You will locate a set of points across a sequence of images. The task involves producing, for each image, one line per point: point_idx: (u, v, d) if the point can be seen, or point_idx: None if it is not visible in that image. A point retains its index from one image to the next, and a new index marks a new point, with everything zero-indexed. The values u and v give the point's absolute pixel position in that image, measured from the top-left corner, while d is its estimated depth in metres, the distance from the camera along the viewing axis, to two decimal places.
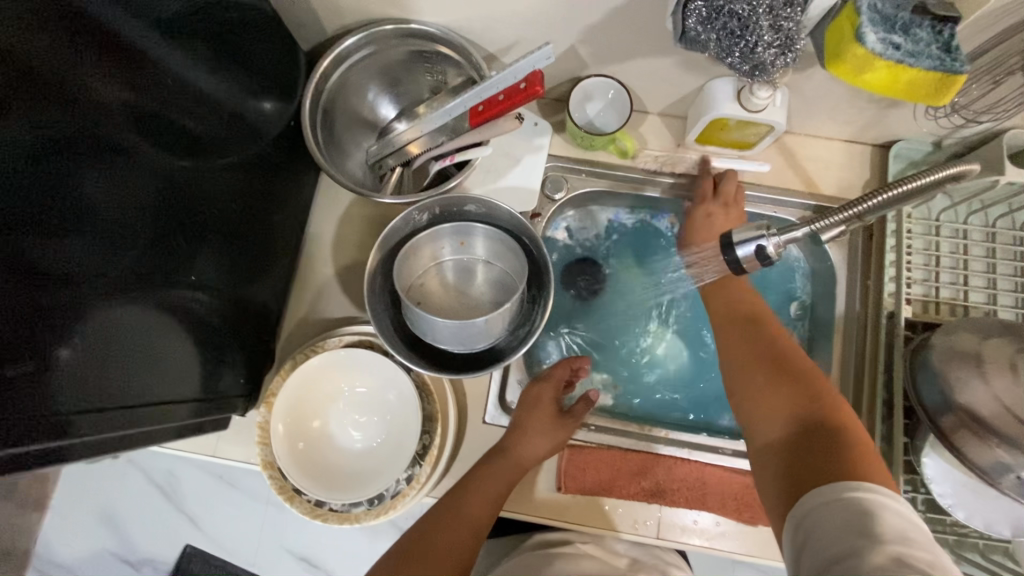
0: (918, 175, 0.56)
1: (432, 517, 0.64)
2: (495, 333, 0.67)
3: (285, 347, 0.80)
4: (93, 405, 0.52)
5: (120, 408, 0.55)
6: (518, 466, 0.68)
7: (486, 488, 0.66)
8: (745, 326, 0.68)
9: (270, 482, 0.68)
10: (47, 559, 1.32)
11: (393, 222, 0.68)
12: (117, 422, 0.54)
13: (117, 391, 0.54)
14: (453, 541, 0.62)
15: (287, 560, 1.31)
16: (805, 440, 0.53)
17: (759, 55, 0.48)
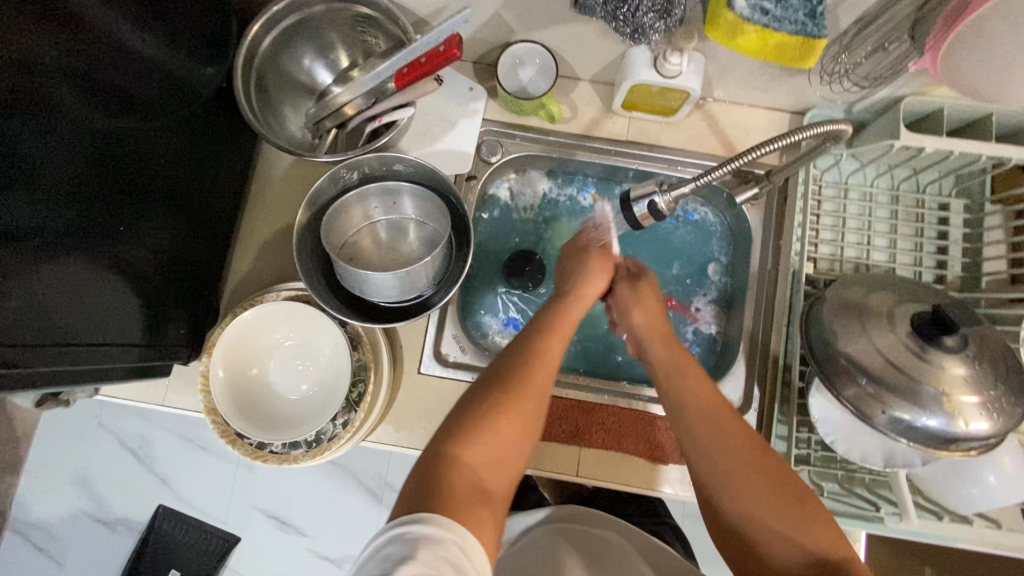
0: (779, 138, 0.62)
1: (512, 355, 0.60)
2: (421, 285, 0.71)
3: (230, 303, 0.84)
4: (31, 341, 0.55)
5: (57, 346, 0.58)
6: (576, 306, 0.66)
7: (560, 343, 0.62)
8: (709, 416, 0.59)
9: (212, 426, 0.72)
10: (24, 520, 1.36)
11: (321, 180, 0.71)
12: (54, 358, 0.58)
13: (60, 334, 0.59)
14: (541, 374, 0.58)
15: (258, 519, 1.36)
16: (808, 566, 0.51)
17: (639, 18, 0.57)
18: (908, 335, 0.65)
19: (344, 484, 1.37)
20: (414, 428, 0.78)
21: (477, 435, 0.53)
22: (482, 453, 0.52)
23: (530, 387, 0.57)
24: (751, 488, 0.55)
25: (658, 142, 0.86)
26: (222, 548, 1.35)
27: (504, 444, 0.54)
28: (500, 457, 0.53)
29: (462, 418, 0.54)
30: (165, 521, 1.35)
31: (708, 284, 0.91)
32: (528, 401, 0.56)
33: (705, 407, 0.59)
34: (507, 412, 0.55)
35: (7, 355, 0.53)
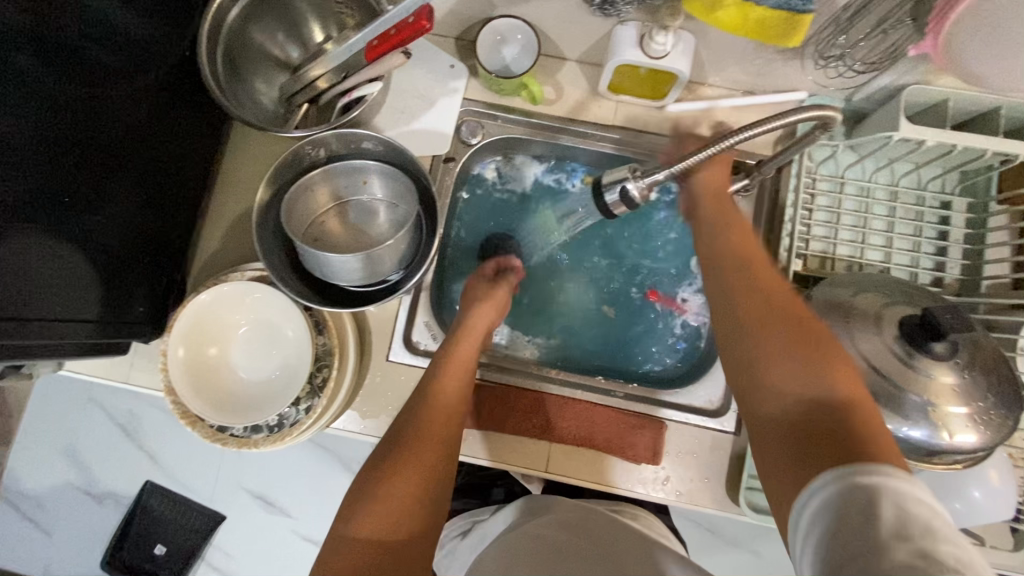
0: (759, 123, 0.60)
1: (409, 416, 0.61)
2: (387, 268, 0.69)
3: (197, 281, 0.81)
4: None
5: (8, 319, 0.57)
6: (468, 353, 0.70)
7: (457, 385, 0.66)
8: (745, 279, 0.55)
9: (171, 407, 0.70)
10: (15, 489, 1.36)
11: (285, 156, 0.68)
12: (5, 331, 0.56)
13: (10, 307, 0.57)
14: (435, 435, 0.59)
15: (243, 498, 1.36)
16: (808, 410, 0.44)
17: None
18: (895, 340, 0.61)
19: (328, 468, 1.36)
20: (381, 416, 0.76)
21: (370, 501, 0.52)
22: (386, 515, 0.51)
23: (420, 449, 0.57)
24: (774, 329, 0.49)
25: (646, 128, 0.82)
26: (207, 525, 1.35)
27: (405, 510, 0.52)
28: (405, 524, 0.51)
29: (364, 482, 0.54)
30: (152, 497, 1.35)
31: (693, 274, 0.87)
32: (426, 461, 0.57)
33: (754, 276, 0.55)
34: (409, 467, 0.55)
35: None
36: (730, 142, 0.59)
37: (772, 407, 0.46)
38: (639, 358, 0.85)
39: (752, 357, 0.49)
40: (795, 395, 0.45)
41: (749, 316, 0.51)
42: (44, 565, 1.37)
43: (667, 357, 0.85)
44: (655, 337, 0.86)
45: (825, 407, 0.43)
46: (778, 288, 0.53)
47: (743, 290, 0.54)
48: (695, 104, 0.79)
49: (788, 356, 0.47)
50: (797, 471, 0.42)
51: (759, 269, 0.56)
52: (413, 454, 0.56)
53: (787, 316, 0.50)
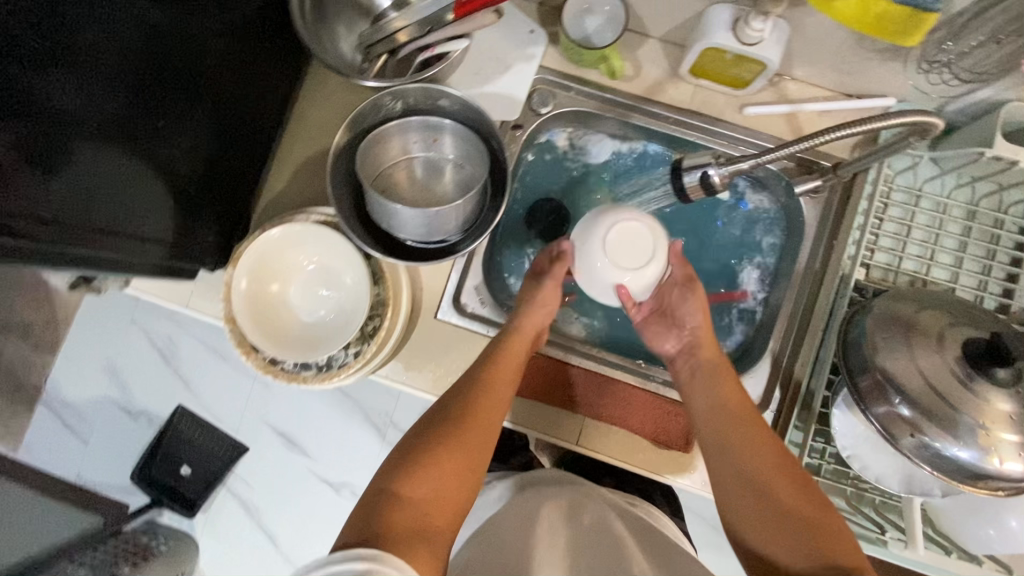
0: (849, 125, 0.60)
1: (454, 398, 0.66)
2: (450, 228, 0.70)
3: (260, 220, 0.83)
4: (77, 223, 0.57)
5: (100, 232, 0.60)
6: (524, 340, 0.72)
7: (507, 381, 0.68)
8: (737, 424, 0.64)
9: (229, 335, 0.73)
10: (56, 397, 1.44)
11: (365, 105, 0.68)
12: (99, 244, 0.60)
13: (99, 221, 0.60)
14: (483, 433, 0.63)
15: (267, 434, 1.42)
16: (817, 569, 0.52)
17: None
18: (956, 360, 0.60)
19: (351, 414, 1.41)
20: (423, 369, 0.78)
21: (422, 475, 0.57)
22: (424, 490, 0.56)
23: (468, 443, 0.62)
24: (762, 489, 0.59)
25: (721, 117, 0.80)
26: (230, 455, 1.41)
27: (456, 489, 0.59)
28: (453, 499, 0.58)
29: (406, 456, 0.59)
30: (182, 421, 1.41)
31: (746, 273, 0.86)
32: (471, 443, 0.62)
33: (735, 422, 0.65)
34: (452, 451, 0.60)
35: (55, 237, 0.54)
36: (822, 141, 0.62)
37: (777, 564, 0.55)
38: None
39: (752, 500, 0.59)
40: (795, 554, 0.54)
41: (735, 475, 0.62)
42: (77, 473, 1.42)
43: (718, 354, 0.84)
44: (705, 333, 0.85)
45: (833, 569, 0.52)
46: (759, 442, 0.62)
47: (722, 436, 0.64)
48: (778, 108, 0.78)
49: (798, 506, 0.57)
50: None
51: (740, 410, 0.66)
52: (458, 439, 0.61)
53: (778, 475, 0.59)
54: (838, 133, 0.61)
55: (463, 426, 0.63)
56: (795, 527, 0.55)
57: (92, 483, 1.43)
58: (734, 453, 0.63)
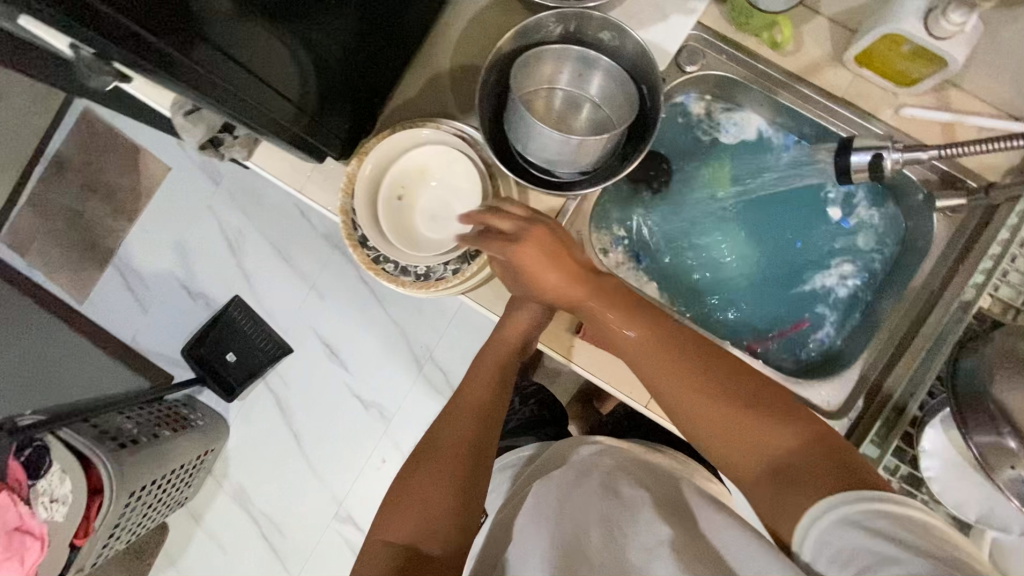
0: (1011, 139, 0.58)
1: (436, 425, 0.73)
2: (582, 165, 0.69)
3: (383, 123, 0.83)
4: (224, 51, 0.58)
5: (241, 69, 0.60)
6: (505, 344, 0.76)
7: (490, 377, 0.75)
8: (657, 344, 0.58)
9: (340, 226, 0.75)
10: (127, 262, 1.50)
11: (529, 22, 0.67)
12: (233, 79, 0.60)
13: (233, 60, 0.59)
14: (457, 450, 0.69)
15: (312, 341, 1.46)
16: (799, 458, 0.50)
17: None
18: None
19: (395, 342, 1.44)
20: None
21: (398, 515, 0.65)
22: (406, 528, 0.64)
23: (441, 460, 0.68)
24: (724, 411, 0.53)
25: (874, 113, 0.76)
26: (275, 353, 1.47)
27: (432, 511, 0.65)
28: (432, 519, 0.64)
29: (388, 501, 0.67)
30: (237, 310, 1.47)
31: (845, 278, 0.83)
32: (444, 467, 0.67)
33: (648, 338, 0.59)
34: (424, 479, 0.67)
35: (189, 47, 0.54)
36: (977, 149, 0.60)
37: (783, 469, 0.50)
38: (771, 340, 0.83)
39: (739, 422, 0.52)
40: (765, 447, 0.51)
41: (697, 418, 0.55)
42: (133, 336, 1.49)
43: (804, 352, 0.83)
44: (796, 329, 0.83)
45: (799, 465, 0.49)
46: (674, 350, 0.57)
47: (656, 355, 0.58)
48: (938, 114, 0.74)
49: (779, 441, 0.51)
50: (781, 499, 0.49)
51: (650, 334, 0.59)
52: (432, 463, 0.68)
53: (738, 394, 0.54)
54: (993, 146, 0.59)
55: (438, 451, 0.69)
56: (766, 432, 0.51)
57: (144, 349, 1.49)
58: (694, 386, 0.55)
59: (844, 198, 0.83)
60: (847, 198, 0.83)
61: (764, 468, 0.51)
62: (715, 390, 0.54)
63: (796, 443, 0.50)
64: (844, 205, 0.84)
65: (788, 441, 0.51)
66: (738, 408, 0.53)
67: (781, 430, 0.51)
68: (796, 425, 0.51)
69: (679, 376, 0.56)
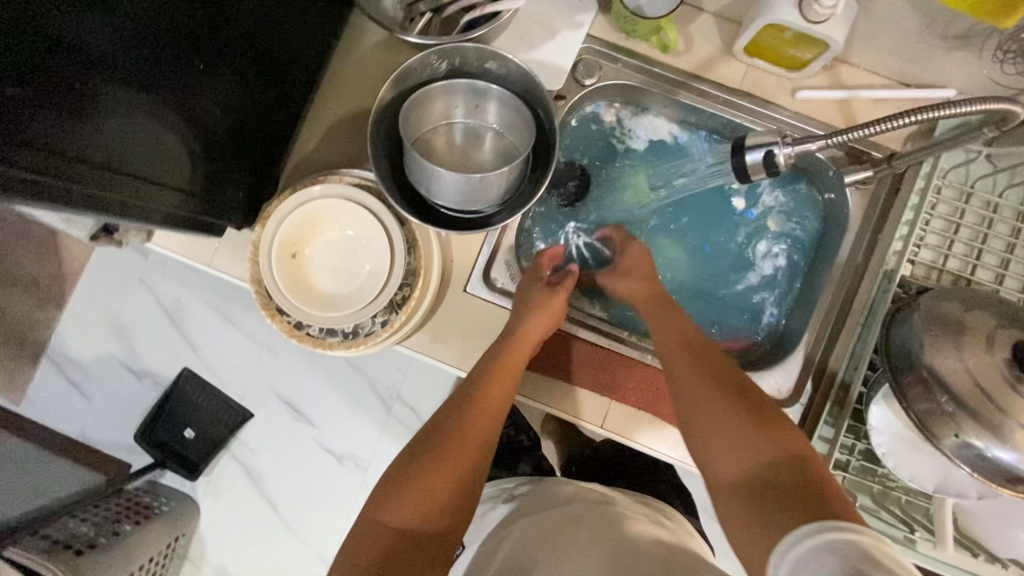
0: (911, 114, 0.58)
1: (451, 406, 0.66)
2: (490, 198, 0.68)
3: (288, 180, 0.80)
4: (105, 164, 0.54)
5: (127, 175, 0.57)
6: (523, 341, 0.71)
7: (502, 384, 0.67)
8: (697, 349, 0.63)
9: (253, 296, 0.71)
10: (62, 353, 1.36)
11: (410, 62, 0.65)
12: (120, 187, 0.56)
13: (117, 169, 0.55)
14: (479, 441, 0.62)
15: (273, 402, 1.36)
16: (789, 470, 0.48)
17: None
18: (1005, 362, 0.58)
19: (357, 390, 1.35)
20: (451, 343, 0.77)
21: (400, 496, 0.56)
22: (406, 509, 0.55)
23: (457, 446, 0.61)
24: (709, 399, 0.57)
25: (773, 100, 0.77)
26: (234, 421, 1.35)
27: (438, 496, 0.56)
28: (436, 504, 0.56)
29: (386, 481, 0.58)
30: (187, 383, 1.35)
31: (775, 255, 0.84)
32: (458, 453, 0.60)
33: (689, 345, 0.63)
34: (435, 462, 0.59)
35: (71, 171, 0.50)
36: (874, 130, 0.60)
37: (746, 480, 0.50)
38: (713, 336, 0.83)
39: (734, 423, 0.53)
40: (751, 458, 0.51)
41: (690, 402, 0.58)
42: (79, 429, 1.35)
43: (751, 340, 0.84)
44: (735, 318, 0.84)
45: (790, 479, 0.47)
46: (704, 354, 0.62)
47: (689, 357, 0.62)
48: (832, 93, 0.75)
49: (790, 448, 0.50)
50: (754, 510, 0.47)
51: (689, 340, 0.64)
52: (447, 446, 0.60)
53: (751, 401, 0.55)
54: (901, 122, 0.58)
55: (456, 433, 0.62)
56: (758, 440, 0.51)
57: (95, 442, 1.36)
58: (707, 383, 0.58)
59: (748, 189, 0.84)
60: (752, 188, 0.84)
61: (736, 474, 0.51)
62: (754, 408, 0.54)
63: (770, 446, 0.50)
64: (749, 196, 0.85)
65: (794, 451, 0.49)
66: (753, 419, 0.53)
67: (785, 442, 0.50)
68: (792, 442, 0.50)
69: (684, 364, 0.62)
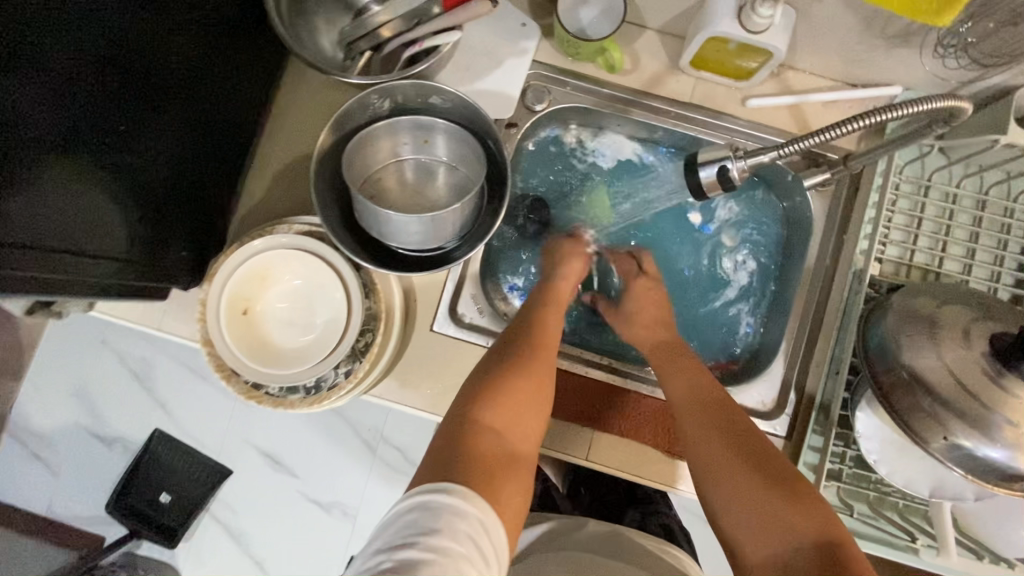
0: (867, 116, 0.57)
1: (517, 335, 0.66)
2: (446, 235, 0.65)
3: (236, 232, 0.76)
4: (34, 242, 0.51)
5: (58, 250, 0.54)
6: (560, 304, 0.72)
7: (557, 321, 0.70)
8: (711, 405, 0.62)
9: (206, 359, 0.67)
10: (24, 425, 1.25)
11: (349, 104, 0.63)
12: (52, 263, 0.53)
13: (47, 246, 0.52)
14: (542, 365, 0.63)
15: (253, 456, 1.23)
16: (816, 548, 0.47)
17: None
18: (984, 356, 0.57)
19: (338, 432, 1.23)
20: (420, 387, 0.73)
21: (493, 404, 0.57)
22: (502, 421, 0.56)
23: (531, 369, 0.62)
24: (731, 459, 0.56)
25: (724, 110, 0.77)
26: (213, 479, 1.23)
27: (525, 408, 0.58)
28: (523, 416, 0.58)
29: (471, 392, 0.58)
30: (160, 445, 1.23)
31: (744, 263, 0.83)
32: (536, 376, 0.62)
33: (698, 397, 0.63)
34: (518, 384, 0.60)
35: None
36: (828, 136, 0.58)
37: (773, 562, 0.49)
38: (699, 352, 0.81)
39: (754, 497, 0.52)
40: (776, 535, 0.49)
41: (709, 468, 0.57)
42: (48, 506, 1.24)
43: (734, 352, 0.82)
44: (713, 331, 0.82)
45: (814, 557, 0.46)
46: (715, 406, 0.61)
47: (701, 413, 0.61)
48: (781, 99, 0.75)
49: (811, 523, 0.48)
50: None
51: (705, 392, 0.63)
52: (523, 367, 0.61)
53: (772, 469, 0.53)
54: (851, 127, 0.57)
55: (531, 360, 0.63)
56: (778, 513, 0.50)
57: (66, 518, 1.24)
58: (722, 444, 0.57)
59: (702, 203, 0.84)
60: (704, 203, 0.84)
61: (760, 551, 0.50)
62: (772, 475, 0.53)
63: (798, 522, 0.49)
64: (704, 212, 0.85)
65: (816, 528, 0.48)
66: (774, 489, 0.51)
67: (813, 516, 0.49)
68: (816, 514, 0.49)
69: (697, 419, 0.61)
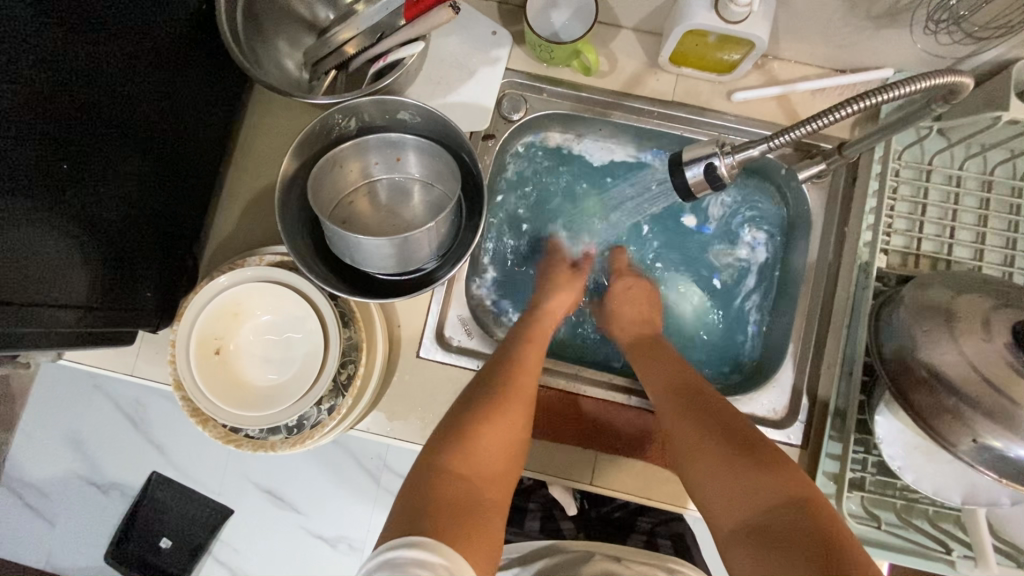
0: (863, 97, 0.53)
1: (499, 365, 0.63)
2: (423, 256, 0.62)
3: (209, 266, 0.73)
4: None
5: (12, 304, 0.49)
6: (545, 324, 0.70)
7: (538, 345, 0.66)
8: (681, 393, 0.60)
9: (179, 404, 0.63)
10: (18, 476, 1.15)
11: (312, 125, 0.60)
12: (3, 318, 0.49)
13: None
14: (522, 395, 0.60)
15: (253, 494, 1.14)
16: (791, 517, 0.46)
17: None
18: (1008, 348, 0.53)
19: (338, 462, 1.14)
20: (408, 417, 0.69)
21: (464, 442, 0.54)
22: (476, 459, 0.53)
23: (510, 402, 0.59)
24: (702, 440, 0.55)
25: (709, 106, 0.74)
26: (213, 519, 1.14)
27: (502, 452, 0.55)
28: (502, 458, 0.55)
29: (443, 430, 0.56)
30: (159, 489, 1.14)
31: (757, 242, 0.80)
32: (513, 413, 0.58)
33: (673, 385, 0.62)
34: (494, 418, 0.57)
35: None
36: (823, 122, 0.54)
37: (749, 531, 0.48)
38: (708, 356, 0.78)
39: (728, 477, 0.51)
40: (750, 507, 0.49)
41: (686, 454, 0.55)
42: (47, 558, 1.16)
43: (741, 356, 0.78)
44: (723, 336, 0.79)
45: (790, 525, 0.45)
46: (687, 392, 0.60)
47: (672, 401, 0.60)
48: (768, 90, 0.72)
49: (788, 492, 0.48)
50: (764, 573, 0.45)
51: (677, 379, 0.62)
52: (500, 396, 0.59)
53: (739, 446, 0.53)
54: (845, 112, 0.53)
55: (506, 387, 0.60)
56: (753, 486, 0.49)
57: (66, 569, 1.17)
58: (693, 428, 0.56)
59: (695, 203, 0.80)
60: (698, 204, 0.80)
61: (735, 525, 0.49)
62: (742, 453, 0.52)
63: (767, 491, 0.48)
64: (697, 212, 0.81)
65: (788, 496, 0.47)
66: (742, 466, 0.51)
67: (785, 486, 0.48)
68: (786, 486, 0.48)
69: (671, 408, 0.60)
